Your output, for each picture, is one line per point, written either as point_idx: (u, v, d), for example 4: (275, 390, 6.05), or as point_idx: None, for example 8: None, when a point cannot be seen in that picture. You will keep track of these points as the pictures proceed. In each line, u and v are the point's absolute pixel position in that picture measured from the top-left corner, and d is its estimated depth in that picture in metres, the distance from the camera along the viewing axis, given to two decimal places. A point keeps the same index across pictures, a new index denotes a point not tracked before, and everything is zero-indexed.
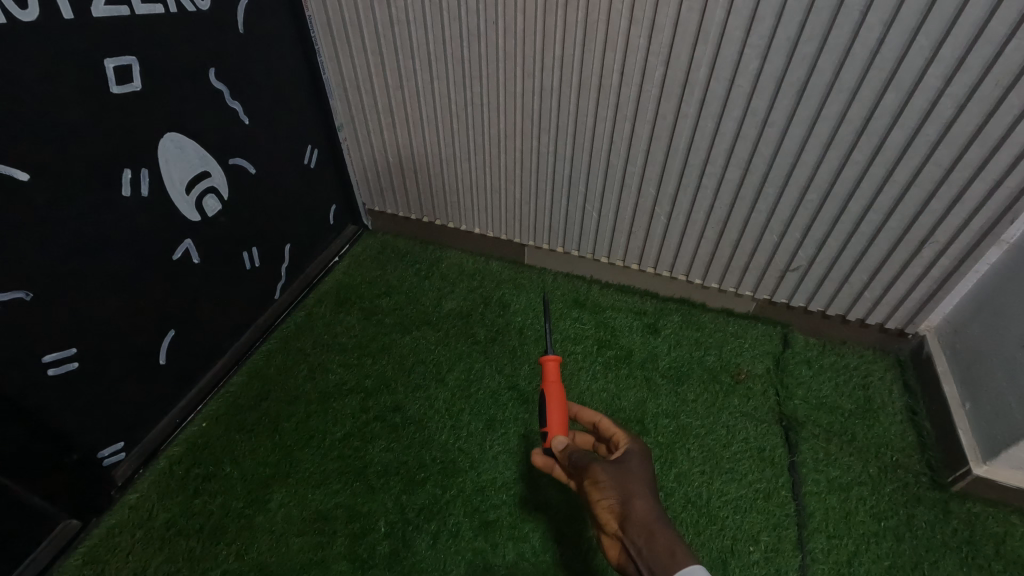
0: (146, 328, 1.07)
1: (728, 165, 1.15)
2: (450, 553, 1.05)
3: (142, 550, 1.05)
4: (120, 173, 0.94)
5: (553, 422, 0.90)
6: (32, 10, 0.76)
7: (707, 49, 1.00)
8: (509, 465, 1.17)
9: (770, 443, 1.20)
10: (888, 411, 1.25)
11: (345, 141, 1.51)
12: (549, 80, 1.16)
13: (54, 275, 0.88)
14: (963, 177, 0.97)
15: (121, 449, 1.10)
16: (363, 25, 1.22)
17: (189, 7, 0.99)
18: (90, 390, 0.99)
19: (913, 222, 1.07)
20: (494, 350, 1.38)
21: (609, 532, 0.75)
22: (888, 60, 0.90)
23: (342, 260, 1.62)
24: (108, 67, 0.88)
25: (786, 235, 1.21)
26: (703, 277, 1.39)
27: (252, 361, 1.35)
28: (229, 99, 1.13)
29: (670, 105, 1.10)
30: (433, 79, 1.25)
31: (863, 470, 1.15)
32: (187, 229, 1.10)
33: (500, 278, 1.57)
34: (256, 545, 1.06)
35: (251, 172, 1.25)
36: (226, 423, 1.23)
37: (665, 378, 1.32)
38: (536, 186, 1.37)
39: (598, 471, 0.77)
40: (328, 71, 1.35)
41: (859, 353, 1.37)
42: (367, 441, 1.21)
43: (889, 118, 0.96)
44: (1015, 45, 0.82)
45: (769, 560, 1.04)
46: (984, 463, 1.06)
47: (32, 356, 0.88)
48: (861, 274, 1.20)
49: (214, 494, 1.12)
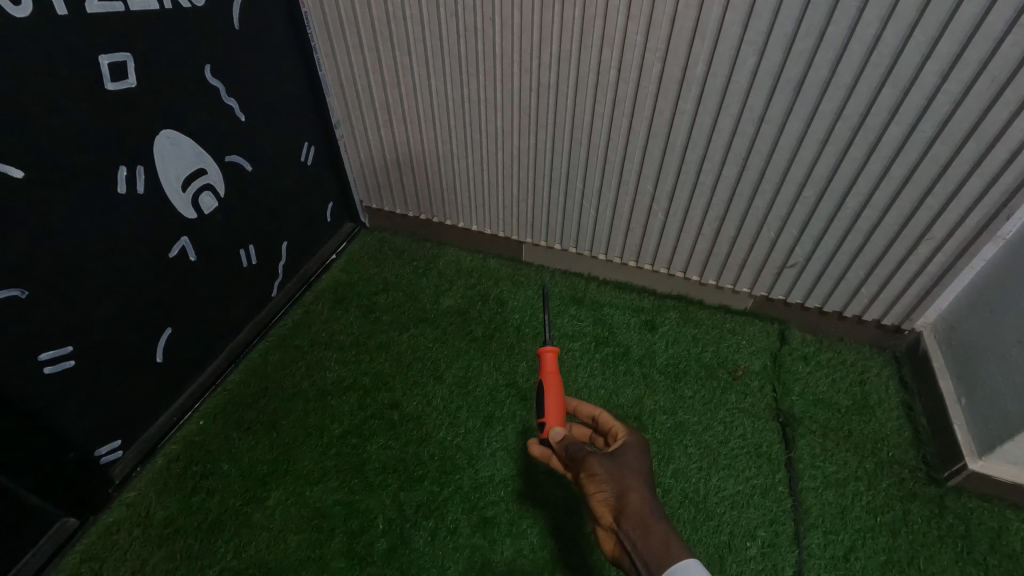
0: (142, 326, 1.07)
1: (725, 162, 1.15)
2: (448, 549, 1.05)
3: (140, 548, 1.05)
4: (116, 170, 0.93)
5: (551, 414, 0.91)
6: (25, 6, 0.76)
7: (704, 46, 1.00)
8: (507, 461, 1.17)
9: (767, 439, 1.20)
10: (884, 406, 1.25)
11: (343, 138, 1.50)
12: (546, 77, 1.15)
13: (50, 273, 0.88)
14: (959, 173, 0.98)
15: (118, 447, 1.10)
16: (360, 21, 1.22)
17: (184, 3, 0.99)
18: (86, 388, 0.99)
19: (910, 218, 1.07)
20: (492, 348, 1.38)
21: (604, 525, 0.75)
22: (884, 56, 0.90)
23: (339, 258, 1.62)
24: (102, 64, 0.87)
25: (784, 232, 1.21)
26: (700, 274, 1.40)
27: (249, 358, 1.35)
28: (225, 95, 1.13)
29: (667, 101, 1.10)
30: (430, 76, 1.25)
31: (859, 466, 1.16)
32: (183, 226, 1.10)
33: (497, 275, 1.57)
34: (254, 542, 1.06)
35: (248, 169, 1.24)
36: (223, 421, 1.23)
37: (663, 374, 1.32)
38: (534, 183, 1.37)
39: (594, 464, 0.77)
40: (324, 67, 1.35)
41: (856, 349, 1.37)
42: (365, 438, 1.21)
43: (885, 114, 0.96)
44: (1011, 41, 0.82)
45: (765, 555, 1.05)
46: (979, 458, 1.07)
47: (28, 354, 0.88)
48: (858, 271, 1.20)
49: (212, 492, 1.12)
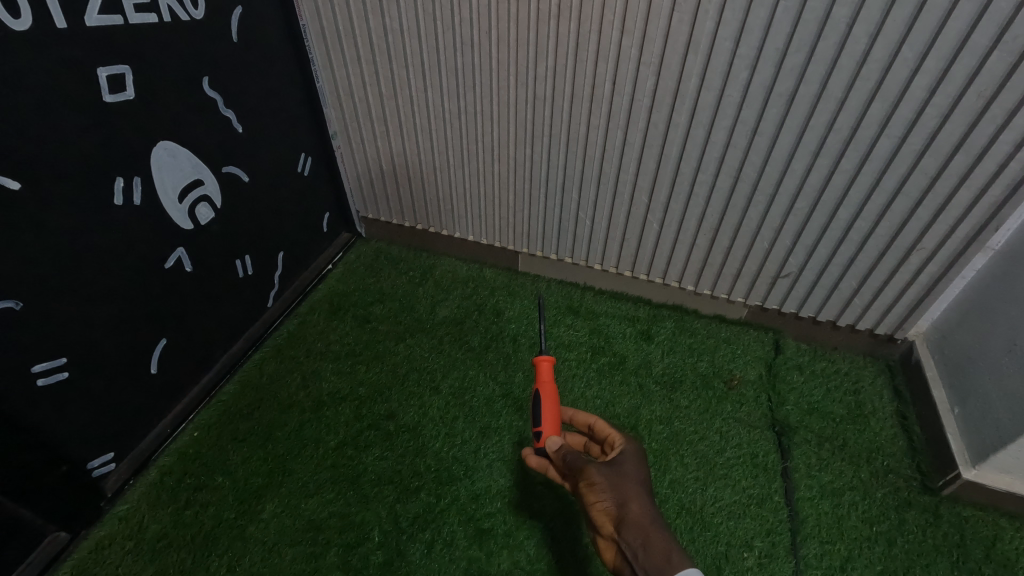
0: (138, 336, 1.06)
1: (719, 173, 1.16)
2: (445, 562, 1.05)
3: (132, 562, 1.03)
4: (112, 181, 0.93)
5: (547, 423, 0.91)
6: (25, 19, 0.76)
7: (696, 61, 1.01)
8: (504, 472, 1.17)
9: (764, 448, 1.20)
10: (878, 416, 1.26)
11: (340, 150, 1.50)
12: (542, 90, 1.17)
13: (45, 284, 0.88)
14: (948, 186, 0.99)
15: (112, 459, 1.09)
16: (358, 34, 1.23)
17: (180, 15, 0.99)
18: (80, 399, 0.98)
19: (901, 228, 1.09)
20: (488, 358, 1.38)
21: (604, 534, 0.75)
22: (873, 71, 0.92)
23: (336, 268, 1.62)
24: (100, 76, 0.88)
25: (777, 243, 1.22)
26: (695, 284, 1.41)
27: (245, 369, 1.35)
28: (222, 107, 1.13)
29: (661, 114, 1.11)
30: (428, 89, 1.26)
31: (855, 475, 1.16)
32: (179, 238, 1.10)
33: (494, 285, 1.57)
34: (248, 555, 1.05)
35: (245, 180, 1.25)
36: (218, 433, 1.22)
37: (660, 384, 1.32)
38: (529, 194, 1.38)
39: (592, 473, 0.77)
40: (322, 80, 1.36)
41: (849, 358, 1.38)
42: (360, 449, 1.20)
43: (876, 127, 0.98)
44: (997, 57, 0.84)
45: (763, 565, 1.05)
46: (973, 467, 1.07)
47: (21, 366, 0.87)
48: (851, 280, 1.21)
49: (205, 505, 1.11)
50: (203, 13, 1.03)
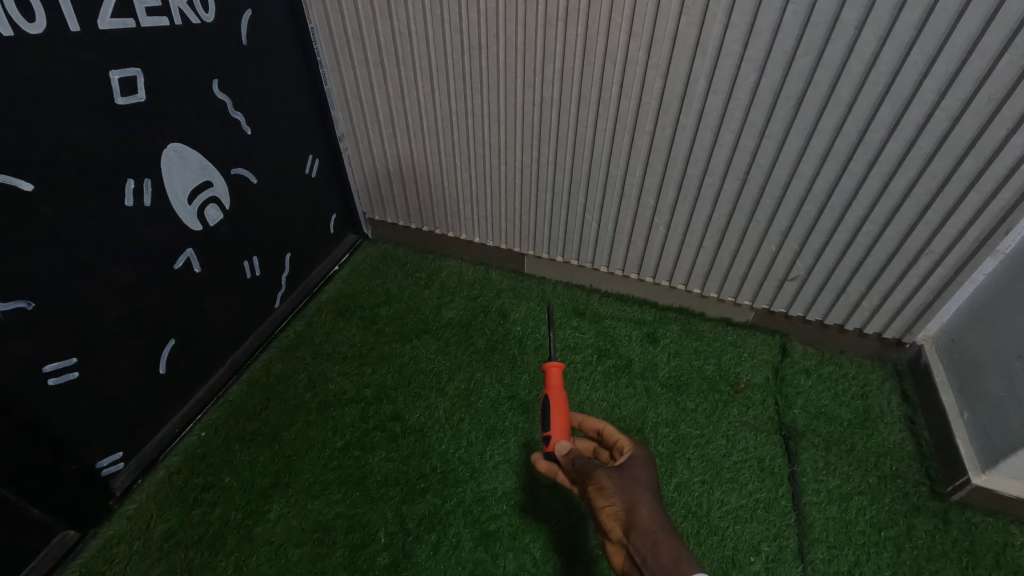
0: (146, 337, 1.07)
1: (726, 177, 1.16)
2: (451, 564, 1.05)
3: (140, 561, 1.04)
4: (124, 183, 0.94)
5: (556, 427, 0.90)
6: (39, 23, 0.77)
7: (704, 63, 1.01)
8: (509, 474, 1.17)
9: (771, 452, 1.20)
10: (886, 420, 1.26)
11: (347, 151, 1.51)
12: (548, 92, 1.17)
13: (56, 284, 0.89)
14: (957, 189, 0.99)
15: (120, 458, 1.10)
16: (365, 36, 1.24)
17: (192, 18, 1.00)
18: (90, 398, 0.99)
19: (910, 231, 1.08)
20: (494, 360, 1.38)
21: (612, 539, 0.74)
22: (882, 74, 0.92)
23: (342, 269, 1.63)
24: (112, 79, 0.89)
25: (784, 246, 1.22)
26: (702, 287, 1.40)
27: (252, 369, 1.35)
28: (231, 109, 1.14)
29: (668, 117, 1.11)
30: (435, 91, 1.27)
31: (863, 480, 1.15)
32: (188, 239, 1.11)
33: (500, 287, 1.58)
34: (255, 555, 1.05)
35: (253, 182, 1.26)
36: (225, 433, 1.23)
37: (665, 388, 1.32)
38: (536, 196, 1.38)
39: (602, 477, 0.77)
40: (330, 82, 1.36)
41: (856, 362, 1.37)
42: (366, 450, 1.21)
43: (885, 130, 0.98)
44: (1007, 61, 0.83)
45: (769, 571, 1.04)
46: (983, 472, 1.06)
47: (32, 365, 0.88)
48: (859, 284, 1.21)
49: (213, 505, 1.12)
50: (213, 16, 1.04)
